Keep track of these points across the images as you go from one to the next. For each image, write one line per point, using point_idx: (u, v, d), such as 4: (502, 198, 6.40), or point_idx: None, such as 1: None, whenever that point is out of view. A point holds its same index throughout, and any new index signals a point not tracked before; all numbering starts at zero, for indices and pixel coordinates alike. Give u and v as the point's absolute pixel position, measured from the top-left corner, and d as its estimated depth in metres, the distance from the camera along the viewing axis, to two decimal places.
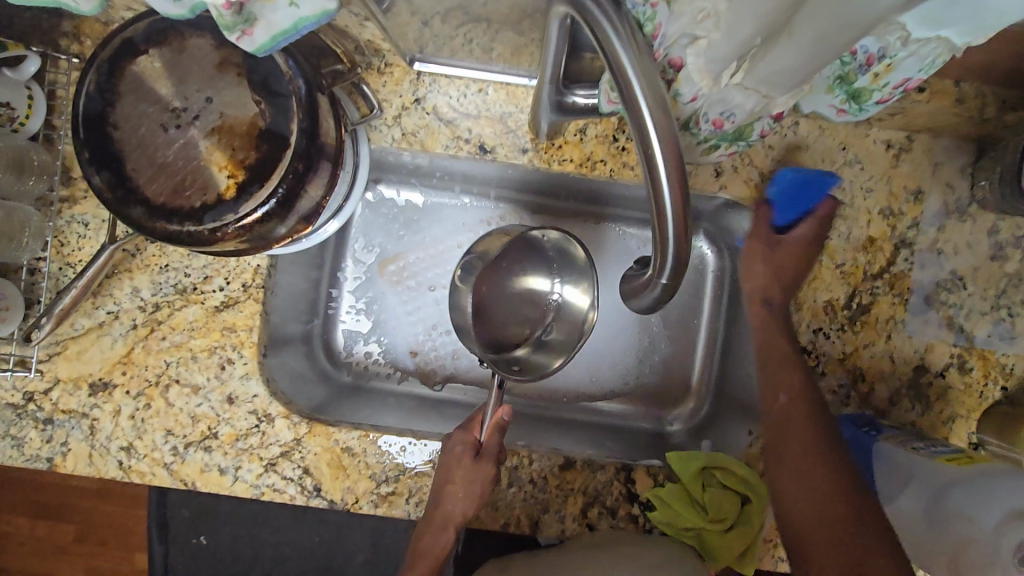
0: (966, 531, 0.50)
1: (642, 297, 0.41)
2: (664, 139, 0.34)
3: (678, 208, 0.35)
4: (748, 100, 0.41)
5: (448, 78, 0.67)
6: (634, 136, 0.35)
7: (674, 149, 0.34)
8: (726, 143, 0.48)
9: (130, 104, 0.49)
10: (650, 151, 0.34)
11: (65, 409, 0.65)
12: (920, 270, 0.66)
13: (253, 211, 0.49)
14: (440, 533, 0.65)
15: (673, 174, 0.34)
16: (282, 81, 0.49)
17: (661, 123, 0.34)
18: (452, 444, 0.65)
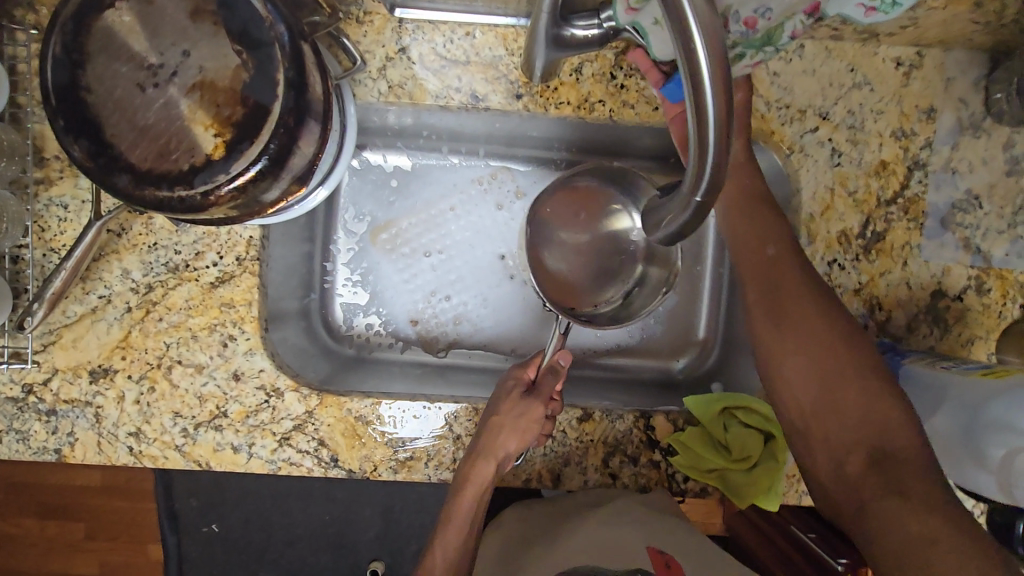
0: (1008, 441, 0.49)
1: (674, 223, 0.37)
2: (707, 39, 0.29)
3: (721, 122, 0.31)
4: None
5: (433, 23, 0.63)
6: (668, 33, 0.30)
7: (717, 50, 0.30)
8: (753, 50, 0.49)
9: (102, 65, 0.46)
10: (692, 54, 0.29)
11: (67, 399, 0.64)
12: (934, 192, 0.64)
13: (246, 171, 0.46)
14: (482, 466, 0.62)
15: (716, 80, 0.30)
16: (263, 27, 0.46)
17: (703, 20, 0.29)
18: (508, 376, 0.67)
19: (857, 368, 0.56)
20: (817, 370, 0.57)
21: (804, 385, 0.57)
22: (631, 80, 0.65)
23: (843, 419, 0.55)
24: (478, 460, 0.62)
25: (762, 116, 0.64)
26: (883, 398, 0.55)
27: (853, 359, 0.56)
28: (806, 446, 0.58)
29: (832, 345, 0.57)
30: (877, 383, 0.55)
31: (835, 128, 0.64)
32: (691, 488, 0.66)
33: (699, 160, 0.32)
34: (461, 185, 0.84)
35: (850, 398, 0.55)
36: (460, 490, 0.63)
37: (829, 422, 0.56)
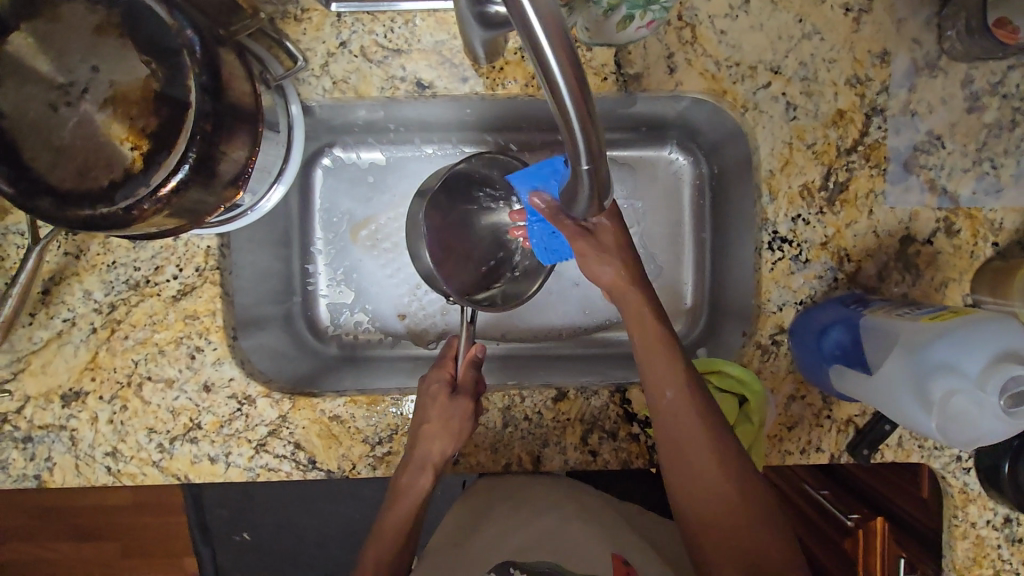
0: (951, 383, 0.48)
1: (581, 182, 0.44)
2: (550, 28, 0.32)
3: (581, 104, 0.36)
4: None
5: (369, 14, 0.62)
6: (516, 23, 0.32)
7: (562, 36, 0.33)
8: (638, 11, 0.53)
9: (12, 89, 0.45)
10: (538, 44, 0.32)
11: (42, 424, 0.64)
12: (895, 137, 0.63)
13: (167, 181, 0.45)
14: (419, 474, 0.62)
15: (564, 67, 0.33)
16: (171, 35, 0.45)
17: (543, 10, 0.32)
18: (429, 383, 0.65)
19: (745, 507, 0.53)
20: (673, 420, 0.56)
21: (683, 482, 0.55)
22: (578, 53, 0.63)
23: (718, 521, 0.54)
24: (407, 470, 0.62)
25: (711, 76, 0.63)
26: (761, 527, 0.53)
27: (741, 496, 0.54)
28: (683, 508, 0.56)
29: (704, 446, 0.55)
30: (762, 523, 0.53)
31: (788, 82, 0.63)
32: None
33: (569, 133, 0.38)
34: (433, 175, 0.84)
35: (736, 516, 0.53)
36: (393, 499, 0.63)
37: (712, 529, 0.54)
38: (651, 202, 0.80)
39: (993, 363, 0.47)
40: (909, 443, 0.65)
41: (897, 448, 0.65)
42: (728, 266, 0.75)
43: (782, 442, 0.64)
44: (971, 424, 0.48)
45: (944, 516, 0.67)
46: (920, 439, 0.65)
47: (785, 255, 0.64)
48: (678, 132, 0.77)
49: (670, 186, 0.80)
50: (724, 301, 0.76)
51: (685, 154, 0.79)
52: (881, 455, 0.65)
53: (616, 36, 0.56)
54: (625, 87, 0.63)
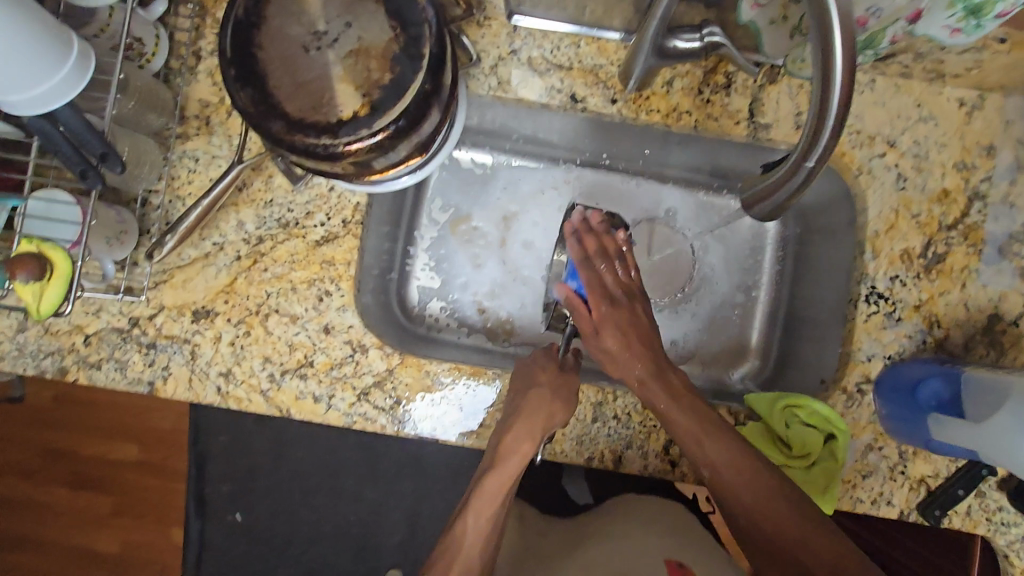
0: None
1: (788, 180, 0.45)
2: (843, 24, 0.36)
3: (842, 103, 0.38)
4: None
5: (542, 31, 0.71)
6: (811, 18, 0.37)
7: (850, 41, 0.36)
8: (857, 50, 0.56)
9: (275, 27, 0.53)
10: (828, 42, 0.37)
11: (168, 335, 0.69)
12: (994, 222, 0.69)
13: (386, 128, 0.53)
14: (524, 438, 0.64)
15: (844, 68, 0.37)
16: (415, 10, 0.54)
17: (842, 7, 0.36)
18: (539, 359, 0.70)
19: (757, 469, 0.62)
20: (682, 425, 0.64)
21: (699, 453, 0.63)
22: (717, 97, 0.71)
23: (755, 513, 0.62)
24: (511, 436, 0.65)
25: None
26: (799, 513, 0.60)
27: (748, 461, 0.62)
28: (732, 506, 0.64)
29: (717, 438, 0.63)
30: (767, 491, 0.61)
31: (901, 155, 0.70)
32: None
33: (820, 124, 0.39)
34: (535, 189, 0.91)
35: (753, 485, 0.62)
36: (496, 464, 0.65)
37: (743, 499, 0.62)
38: (731, 250, 0.87)
39: None
40: (977, 513, 0.66)
41: (966, 515, 0.66)
42: (804, 317, 0.80)
43: (855, 489, 0.66)
44: None
45: None
46: (990, 512, 0.66)
47: (879, 310, 0.69)
48: None
49: (758, 236, 0.86)
50: (801, 352, 0.79)
51: None
52: (949, 521, 0.66)
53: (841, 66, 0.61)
54: (754, 134, 0.71)
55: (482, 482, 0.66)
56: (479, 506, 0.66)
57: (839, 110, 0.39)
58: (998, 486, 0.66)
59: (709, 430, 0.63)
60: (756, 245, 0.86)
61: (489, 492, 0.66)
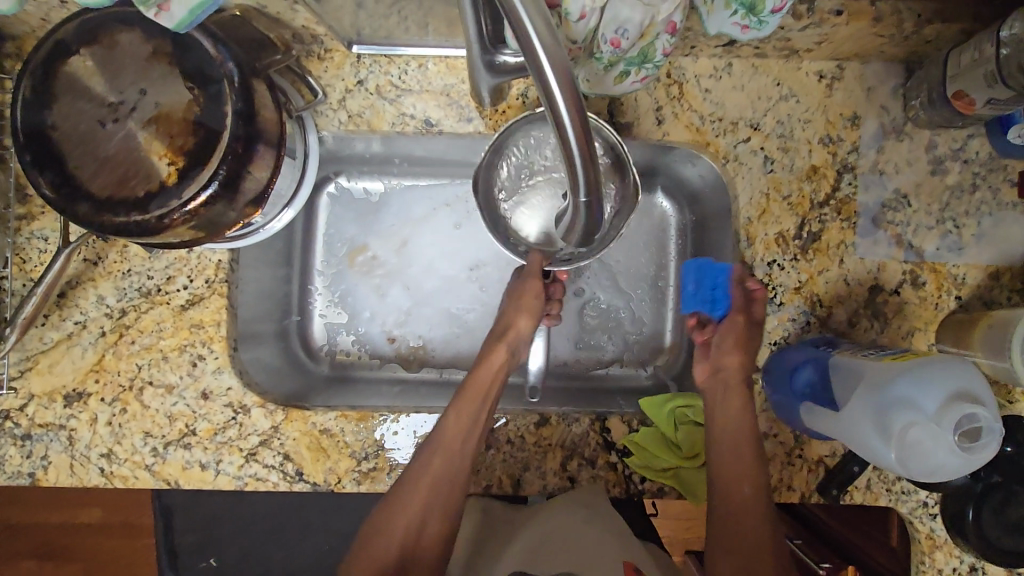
0: (910, 418, 0.48)
1: (575, 217, 0.43)
2: (557, 71, 0.31)
3: (583, 145, 0.34)
4: (636, 10, 0.42)
5: (386, 57, 0.69)
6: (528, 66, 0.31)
7: (572, 88, 0.32)
8: (635, 69, 0.47)
9: (67, 104, 0.51)
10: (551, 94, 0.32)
11: (42, 423, 0.66)
12: (865, 193, 0.68)
13: (197, 195, 0.50)
14: (447, 458, 0.61)
15: (573, 117, 0.33)
16: (214, 66, 0.51)
17: (551, 49, 0.30)
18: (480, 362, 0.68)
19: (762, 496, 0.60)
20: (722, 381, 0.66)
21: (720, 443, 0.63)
22: None
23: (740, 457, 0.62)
24: (437, 453, 0.61)
25: (696, 129, 0.69)
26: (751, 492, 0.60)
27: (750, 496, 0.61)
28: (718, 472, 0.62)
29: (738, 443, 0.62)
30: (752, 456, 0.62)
31: (766, 137, 0.69)
32: (647, 489, 0.66)
33: (571, 166, 0.36)
34: (427, 210, 0.89)
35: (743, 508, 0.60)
36: (415, 490, 0.60)
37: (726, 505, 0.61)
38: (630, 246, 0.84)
39: (949, 402, 0.48)
40: (877, 485, 0.66)
41: (866, 490, 0.66)
42: None
43: None
44: (930, 460, 0.48)
45: (913, 563, 0.67)
46: (890, 483, 0.66)
47: None
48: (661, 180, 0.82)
49: (658, 228, 0.83)
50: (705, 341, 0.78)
51: (671, 200, 0.83)
52: (852, 498, 0.66)
53: (609, 90, 0.51)
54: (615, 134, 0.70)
55: (399, 513, 0.60)
56: (396, 521, 0.60)
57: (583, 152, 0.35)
58: None
59: (463, 401, 0.64)
60: (659, 237, 0.83)
61: (413, 510, 0.60)
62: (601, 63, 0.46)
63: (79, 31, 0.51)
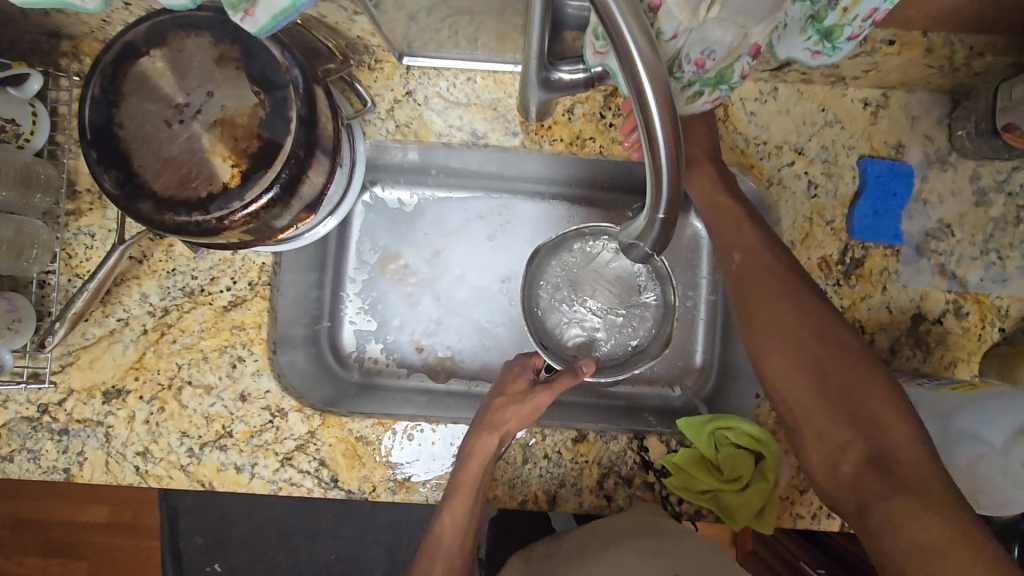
0: (975, 451, 0.52)
1: (647, 236, 0.43)
2: (654, 80, 0.33)
3: (672, 159, 0.35)
4: (727, 34, 0.41)
5: (435, 69, 0.70)
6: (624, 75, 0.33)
7: (667, 103, 0.34)
8: (709, 88, 0.47)
9: (134, 104, 0.52)
10: (647, 109, 0.34)
11: (80, 419, 0.66)
12: (908, 222, 0.68)
13: (259, 198, 0.51)
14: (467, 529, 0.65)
15: (666, 131, 0.34)
16: (279, 72, 0.52)
17: (650, 63, 0.32)
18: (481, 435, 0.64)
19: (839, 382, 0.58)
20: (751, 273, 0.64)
21: (769, 350, 0.62)
22: (620, 119, 0.70)
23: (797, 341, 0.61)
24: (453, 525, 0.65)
25: (740, 151, 0.69)
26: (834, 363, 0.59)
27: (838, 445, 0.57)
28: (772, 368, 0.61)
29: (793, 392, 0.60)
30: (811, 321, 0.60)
31: (811, 162, 0.69)
32: (684, 511, 0.66)
33: (656, 183, 0.37)
34: (461, 221, 0.90)
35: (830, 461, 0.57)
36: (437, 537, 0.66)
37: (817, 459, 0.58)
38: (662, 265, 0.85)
39: (1015, 435, 0.50)
40: None
41: None
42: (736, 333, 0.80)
43: (793, 505, 0.66)
44: (998, 491, 0.51)
45: None
46: None
47: None
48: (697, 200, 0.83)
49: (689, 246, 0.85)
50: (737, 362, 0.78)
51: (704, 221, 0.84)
52: None
53: (682, 109, 0.50)
54: None
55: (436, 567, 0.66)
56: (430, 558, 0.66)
57: (671, 168, 0.36)
58: None
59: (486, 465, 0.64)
60: (691, 258, 0.84)
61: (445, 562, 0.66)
62: (679, 83, 0.45)
63: (148, 33, 0.52)
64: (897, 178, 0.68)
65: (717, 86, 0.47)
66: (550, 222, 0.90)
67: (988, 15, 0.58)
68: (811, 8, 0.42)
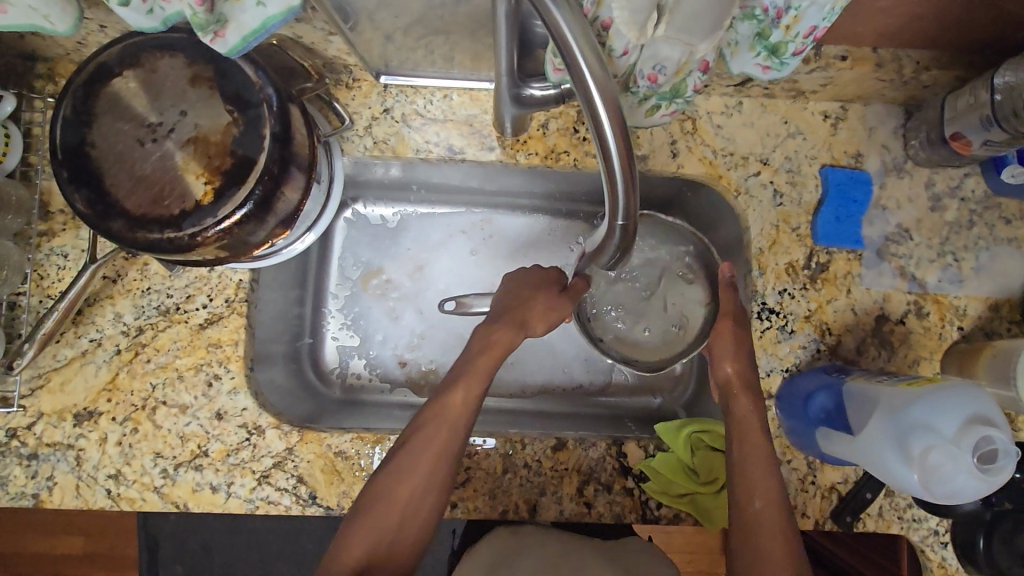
0: (928, 440, 0.51)
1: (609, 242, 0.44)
2: (602, 91, 0.34)
3: (626, 163, 0.37)
4: (676, 51, 0.42)
5: (412, 87, 0.71)
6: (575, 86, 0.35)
7: (616, 107, 0.35)
8: (666, 101, 0.49)
9: (107, 124, 0.52)
10: (597, 117, 0.35)
11: (50, 442, 0.65)
12: (869, 227, 0.71)
13: (233, 214, 0.51)
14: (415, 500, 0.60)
15: (616, 134, 0.35)
16: (253, 91, 0.53)
17: (598, 75, 0.34)
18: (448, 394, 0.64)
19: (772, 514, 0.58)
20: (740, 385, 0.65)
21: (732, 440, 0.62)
22: (593, 133, 0.73)
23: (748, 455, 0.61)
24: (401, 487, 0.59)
25: (709, 162, 0.72)
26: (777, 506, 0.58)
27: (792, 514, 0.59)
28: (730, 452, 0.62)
29: (760, 477, 0.59)
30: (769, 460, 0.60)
31: (775, 171, 0.72)
32: (663, 515, 0.67)
33: (612, 189, 0.38)
34: (443, 236, 0.91)
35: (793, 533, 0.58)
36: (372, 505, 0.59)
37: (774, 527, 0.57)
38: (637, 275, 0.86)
39: (967, 425, 0.50)
40: (888, 512, 0.66)
41: (877, 517, 0.66)
42: None
43: None
44: (949, 482, 0.50)
45: None
46: (900, 510, 0.66)
47: (772, 324, 0.70)
48: (670, 210, 0.85)
49: None
50: None
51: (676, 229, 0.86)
52: (864, 525, 0.66)
53: (641, 122, 0.52)
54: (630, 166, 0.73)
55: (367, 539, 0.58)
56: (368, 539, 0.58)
57: (626, 174, 0.37)
58: None
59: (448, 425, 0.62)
60: None
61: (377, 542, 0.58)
62: (636, 96, 0.47)
63: (121, 54, 0.53)
64: (857, 186, 0.71)
65: (673, 99, 0.48)
66: (529, 234, 0.91)
67: (933, 32, 0.62)
68: (758, 25, 0.44)
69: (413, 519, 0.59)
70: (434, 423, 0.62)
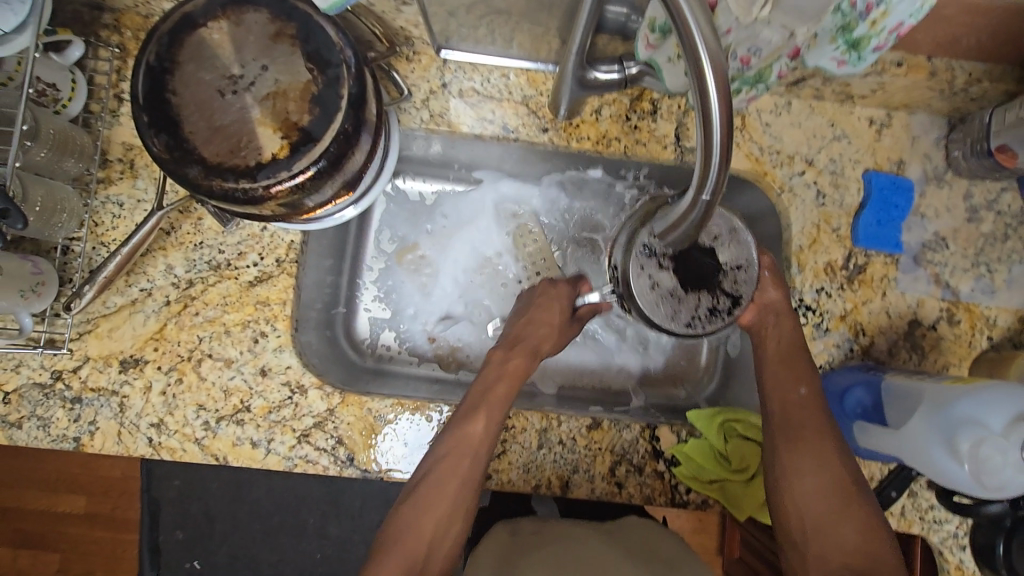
0: (977, 434, 0.53)
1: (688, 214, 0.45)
2: (713, 63, 0.36)
3: (723, 135, 0.37)
4: (775, 34, 0.47)
5: (470, 64, 0.72)
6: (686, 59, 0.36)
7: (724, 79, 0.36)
8: (748, 87, 0.52)
9: (189, 72, 0.53)
10: (703, 93, 0.37)
11: (94, 387, 0.65)
12: (907, 233, 0.73)
13: (307, 169, 0.52)
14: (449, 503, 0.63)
15: (721, 105, 0.37)
16: (333, 51, 0.53)
17: (710, 47, 0.35)
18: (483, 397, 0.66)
19: (813, 449, 0.63)
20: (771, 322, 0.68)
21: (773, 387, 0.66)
22: (644, 123, 0.74)
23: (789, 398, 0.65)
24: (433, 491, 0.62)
25: (755, 159, 0.73)
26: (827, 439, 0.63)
27: (847, 508, 0.61)
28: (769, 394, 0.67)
29: (814, 424, 0.64)
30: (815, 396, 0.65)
31: (819, 172, 0.73)
32: (692, 501, 0.69)
33: (706, 162, 0.39)
34: (479, 216, 0.91)
35: (840, 530, 0.60)
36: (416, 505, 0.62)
37: (813, 518, 0.62)
38: None
39: (1013, 422, 0.53)
40: (910, 513, 0.69)
41: (900, 516, 0.69)
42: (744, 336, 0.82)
43: None
44: (999, 476, 0.52)
45: None
46: (922, 511, 0.69)
47: (808, 321, 0.71)
48: None
49: None
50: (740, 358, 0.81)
51: None
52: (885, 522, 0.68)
53: None
54: (681, 156, 0.75)
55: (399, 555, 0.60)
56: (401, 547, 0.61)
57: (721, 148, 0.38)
58: (926, 484, 0.69)
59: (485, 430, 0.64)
60: None
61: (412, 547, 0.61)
62: None
63: (206, 6, 0.53)
64: (899, 192, 0.72)
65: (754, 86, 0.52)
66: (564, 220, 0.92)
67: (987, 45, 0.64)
68: (843, 19, 0.45)
69: (455, 520, 0.63)
70: (455, 453, 0.62)
